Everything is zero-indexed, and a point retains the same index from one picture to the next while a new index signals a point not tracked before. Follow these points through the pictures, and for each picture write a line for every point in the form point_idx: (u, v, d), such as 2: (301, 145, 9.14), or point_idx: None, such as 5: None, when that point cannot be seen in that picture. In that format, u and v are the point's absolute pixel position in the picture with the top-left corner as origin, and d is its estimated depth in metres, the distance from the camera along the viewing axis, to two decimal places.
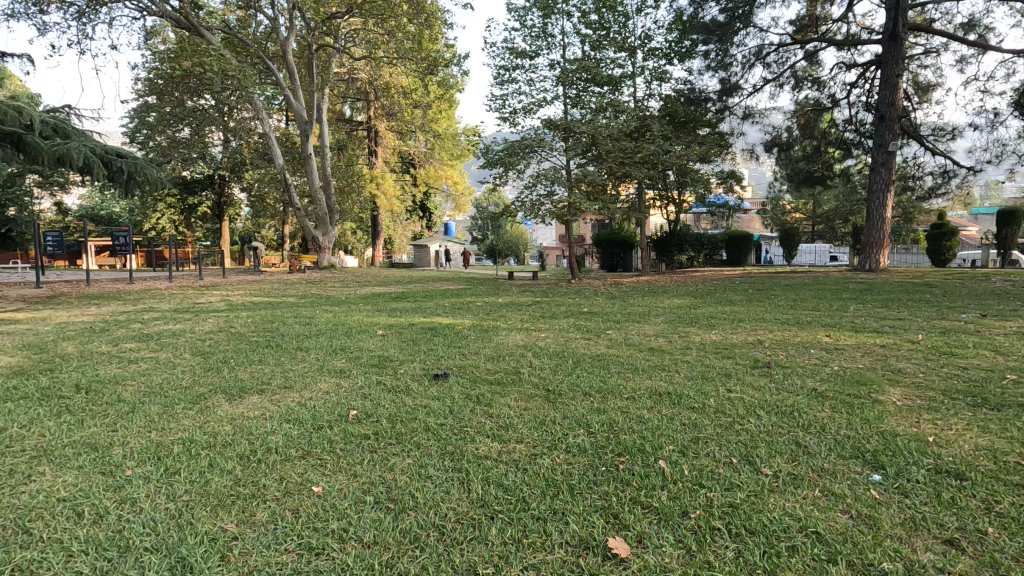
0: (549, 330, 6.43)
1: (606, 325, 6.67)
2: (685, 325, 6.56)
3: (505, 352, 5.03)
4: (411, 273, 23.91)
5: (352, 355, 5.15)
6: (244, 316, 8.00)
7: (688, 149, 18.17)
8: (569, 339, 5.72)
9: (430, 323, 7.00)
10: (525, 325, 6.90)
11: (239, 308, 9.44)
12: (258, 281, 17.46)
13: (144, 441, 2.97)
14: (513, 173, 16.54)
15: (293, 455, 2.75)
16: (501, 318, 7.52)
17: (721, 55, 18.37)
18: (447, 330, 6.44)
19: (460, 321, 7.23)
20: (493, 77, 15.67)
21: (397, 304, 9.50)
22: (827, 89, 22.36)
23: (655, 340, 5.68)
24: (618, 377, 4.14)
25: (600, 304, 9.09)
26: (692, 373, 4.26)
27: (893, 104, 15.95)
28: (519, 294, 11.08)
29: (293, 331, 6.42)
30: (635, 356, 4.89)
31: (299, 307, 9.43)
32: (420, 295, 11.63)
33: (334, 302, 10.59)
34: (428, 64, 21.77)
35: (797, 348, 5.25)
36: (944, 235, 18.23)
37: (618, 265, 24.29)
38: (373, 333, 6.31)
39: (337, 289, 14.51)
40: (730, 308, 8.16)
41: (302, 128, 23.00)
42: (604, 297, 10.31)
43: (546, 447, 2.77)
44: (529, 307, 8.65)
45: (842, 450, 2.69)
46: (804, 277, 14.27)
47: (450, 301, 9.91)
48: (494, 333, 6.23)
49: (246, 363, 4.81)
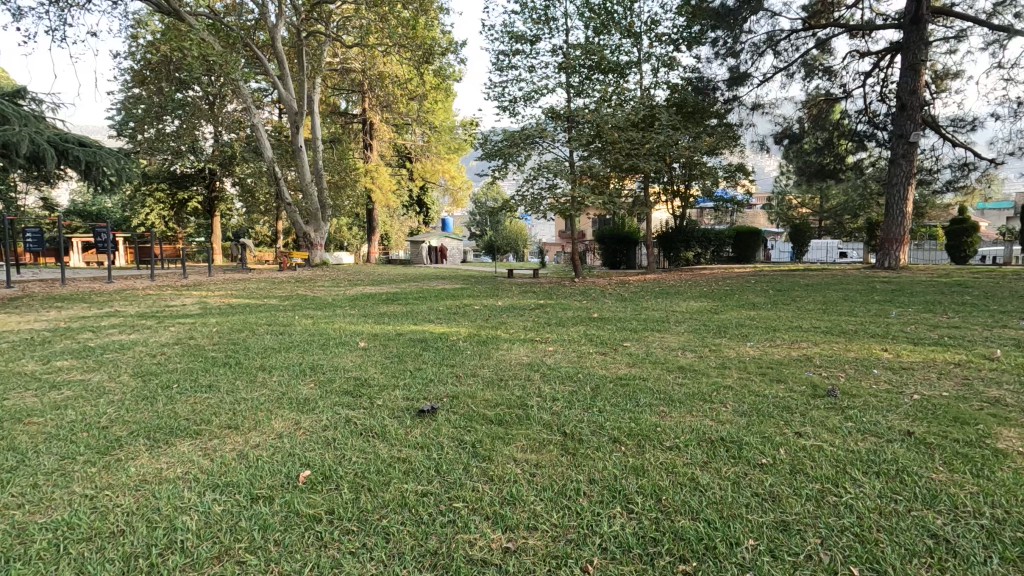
0: (557, 342, 5.56)
1: (622, 336, 5.81)
2: (713, 336, 5.70)
3: (508, 375, 4.17)
4: (406, 270, 23.01)
5: (325, 376, 4.28)
6: (215, 322, 7.13)
7: (697, 141, 17.23)
8: (580, 357, 4.85)
9: (420, 333, 6.13)
10: (529, 335, 6.05)
11: (213, 312, 8.55)
12: (244, 280, 16.53)
13: (3, 526, 2.10)
14: (512, 165, 15.63)
15: (204, 556, 1.90)
16: (501, 326, 6.66)
17: (730, 42, 17.49)
18: (440, 342, 5.57)
19: (455, 330, 6.36)
20: (492, 63, 14.81)
21: (386, 308, 8.61)
22: (839, 80, 21.47)
23: (684, 357, 4.83)
24: (651, 413, 3.27)
25: (610, 308, 8.23)
26: (745, 407, 3.41)
27: (915, 93, 15.04)
28: (520, 295, 10.23)
29: (263, 343, 5.56)
30: (664, 381, 4.03)
31: (280, 312, 8.53)
32: (414, 296, 10.75)
33: (319, 304, 9.74)
34: (424, 52, 20.81)
35: (856, 367, 4.39)
36: (964, 231, 17.38)
37: (620, 263, 23.49)
38: (353, 347, 5.44)
39: (327, 289, 13.60)
40: (758, 314, 7.28)
41: (292, 119, 21.97)
42: (613, 299, 9.43)
43: (571, 544, 1.92)
44: (534, 312, 7.79)
45: (1002, 549, 1.86)
46: (823, 276, 13.40)
47: (446, 304, 9.07)
48: (494, 346, 5.36)
49: (191, 390, 3.94)
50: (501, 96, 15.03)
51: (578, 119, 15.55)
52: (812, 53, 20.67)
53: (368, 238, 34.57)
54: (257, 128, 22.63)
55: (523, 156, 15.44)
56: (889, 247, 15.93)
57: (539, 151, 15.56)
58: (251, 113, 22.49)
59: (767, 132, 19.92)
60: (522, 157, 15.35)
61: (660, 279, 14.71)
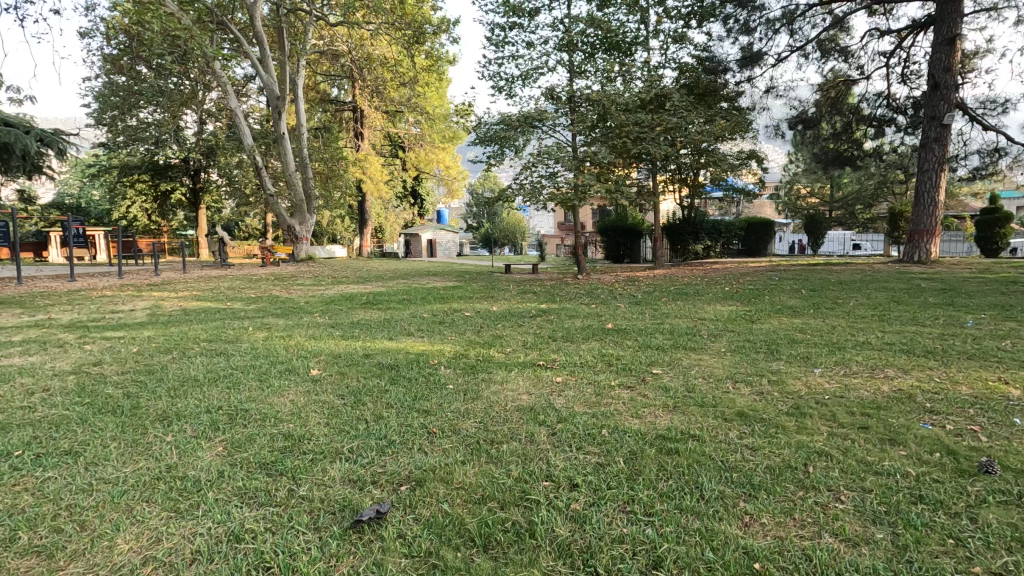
0: (566, 369, 4.30)
1: (649, 359, 4.54)
2: (765, 358, 4.44)
3: (502, 432, 2.93)
4: (397, 266, 21.72)
5: (243, 434, 3.03)
6: (148, 337, 5.81)
7: (711, 124, 15.86)
8: (599, 395, 3.61)
9: (393, 355, 4.87)
10: (532, 356, 4.78)
11: (158, 321, 7.24)
12: (218, 278, 15.21)
13: None
14: (509, 151, 14.40)
15: None
16: (497, 342, 5.39)
17: (745, 18, 16.13)
18: (416, 370, 4.29)
19: (439, 350, 5.08)
20: (486, 39, 13.48)
21: (363, 316, 7.34)
22: (855, 62, 20.11)
23: (740, 396, 3.58)
24: (734, 524, 2.02)
25: (626, 314, 6.96)
26: (873, 504, 2.17)
27: (949, 70, 13.73)
28: (520, 297, 8.95)
29: (184, 373, 4.26)
30: (725, 445, 2.79)
31: (237, 320, 7.24)
32: (399, 298, 9.48)
33: (289, 309, 8.47)
34: (414, 32, 19.43)
35: (990, 415, 3.14)
36: (997, 222, 16.12)
37: (624, 257, 22.28)
38: (302, 376, 4.17)
39: (306, 288, 12.34)
40: (805, 324, 6.04)
41: (274, 105, 20.51)
42: (626, 302, 8.16)
43: None
44: (536, 321, 6.51)
45: None
46: (851, 272, 12.17)
47: (434, 309, 7.81)
48: (483, 376, 4.08)
49: (32, 463, 2.66)
50: (496, 75, 13.68)
51: (581, 101, 14.22)
52: (828, 33, 19.31)
53: (360, 231, 33.18)
54: (236, 115, 21.22)
55: (521, 140, 14.05)
56: (919, 239, 14.74)
57: (539, 135, 14.15)
58: (229, 98, 21.04)
59: (782, 117, 18.63)
60: (520, 141, 13.96)
61: (670, 275, 13.53)
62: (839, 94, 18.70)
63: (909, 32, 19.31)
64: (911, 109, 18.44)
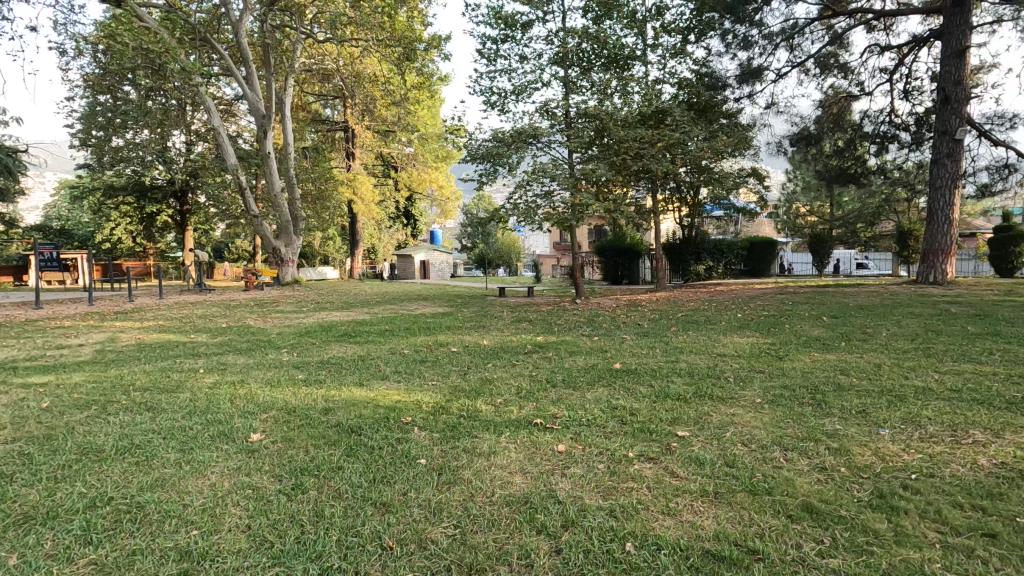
0: (570, 431, 3.46)
1: (672, 417, 3.67)
2: (813, 413, 3.60)
3: (485, 550, 2.08)
4: (389, 289, 20.83)
5: (125, 549, 2.17)
6: (81, 382, 4.96)
7: (713, 140, 15.22)
8: (614, 476, 2.75)
9: (360, 409, 4.00)
10: (532, 411, 3.91)
11: (102, 360, 6.36)
12: (193, 304, 14.31)
13: None
14: (502, 169, 13.37)
15: None
16: (486, 390, 4.53)
17: (745, 33, 15.63)
18: (383, 433, 3.42)
19: (415, 402, 4.20)
20: (478, 52, 12.87)
21: (337, 352, 6.52)
22: (855, 78, 19.65)
23: (798, 476, 2.73)
24: None
25: (634, 350, 6.10)
26: None
27: (961, 83, 13.21)
28: (516, 328, 8.14)
29: (89, 441, 3.37)
30: (804, 571, 1.94)
31: (193, 359, 6.37)
32: (382, 329, 8.63)
33: (258, 343, 7.61)
34: (406, 51, 18.96)
35: None
36: (1013, 240, 15.47)
37: (623, 278, 21.47)
38: (235, 445, 3.29)
39: (285, 316, 11.47)
40: (843, 362, 5.22)
41: (260, 124, 19.85)
42: (632, 333, 7.33)
43: None
44: (532, 359, 5.66)
45: None
46: (867, 295, 11.44)
47: (419, 342, 7.00)
48: (463, 444, 3.21)
49: None
50: (488, 90, 13.03)
51: (577, 116, 13.54)
52: (827, 49, 18.84)
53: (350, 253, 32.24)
54: (219, 134, 20.53)
55: (515, 157, 13.16)
56: (933, 259, 13.96)
57: (533, 152, 13.42)
58: (213, 117, 20.37)
59: (783, 133, 18.06)
60: (514, 157, 13.10)
61: (674, 299, 12.74)
62: (841, 110, 18.16)
63: (910, 49, 18.92)
64: (914, 125, 17.91)
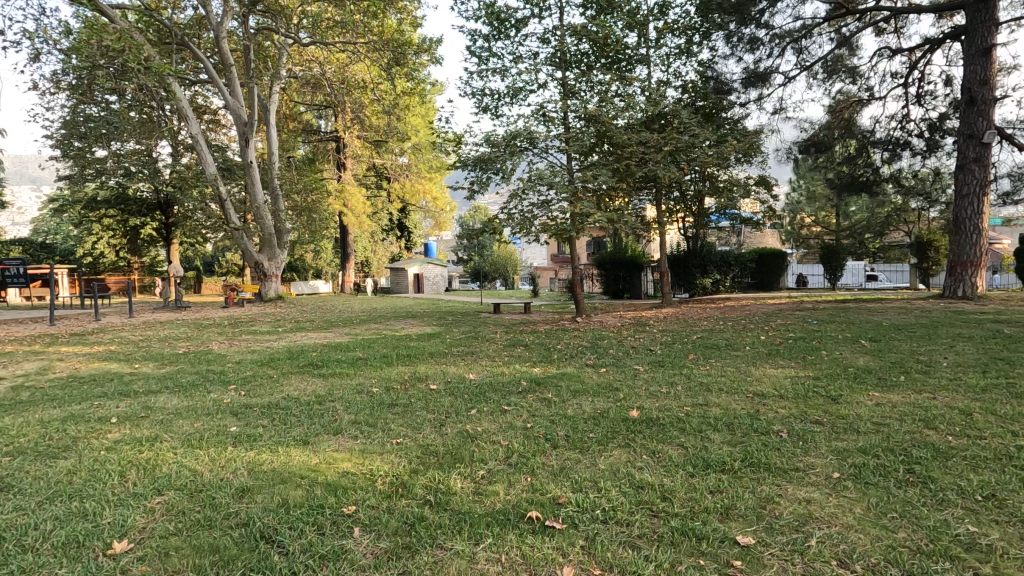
0: (580, 535, 2.38)
1: (722, 504, 2.60)
2: (925, 503, 2.54)
3: None
4: (378, 305, 19.74)
5: None
6: None
7: (722, 146, 14.23)
8: None
9: (286, 491, 2.89)
10: (530, 493, 2.81)
11: (7, 402, 5.25)
12: (160, 324, 13.17)
13: None
14: (496, 177, 12.39)
15: None
16: (466, 453, 3.41)
17: (751, 34, 14.72)
18: (309, 541, 2.33)
19: (368, 475, 3.10)
20: (468, 51, 11.91)
21: (294, 390, 5.41)
22: (864, 83, 18.79)
23: None
24: None
25: (651, 389, 4.98)
26: None
27: (986, 83, 12.32)
28: (509, 355, 7.03)
29: None
30: None
31: (117, 399, 5.26)
32: (355, 356, 7.55)
33: (206, 376, 6.48)
34: (395, 56, 17.98)
35: None
36: None
37: (624, 292, 20.43)
38: (76, 567, 2.18)
39: (255, 338, 10.35)
40: (918, 407, 4.13)
41: (241, 130, 18.85)
42: (646, 363, 6.23)
43: None
44: (528, 403, 4.55)
45: None
46: (898, 312, 10.37)
47: (393, 376, 5.90)
48: (420, 566, 2.12)
49: None
50: (480, 91, 12.05)
51: (575, 119, 12.53)
52: (834, 52, 17.96)
53: (342, 266, 31.12)
54: (199, 142, 19.50)
55: (508, 164, 12.03)
56: (961, 271, 12.90)
57: (528, 158, 12.21)
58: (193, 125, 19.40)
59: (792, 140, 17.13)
60: (507, 164, 11.95)
61: (685, 316, 11.67)
62: (852, 115, 17.24)
63: (923, 52, 18.09)
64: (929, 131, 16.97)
